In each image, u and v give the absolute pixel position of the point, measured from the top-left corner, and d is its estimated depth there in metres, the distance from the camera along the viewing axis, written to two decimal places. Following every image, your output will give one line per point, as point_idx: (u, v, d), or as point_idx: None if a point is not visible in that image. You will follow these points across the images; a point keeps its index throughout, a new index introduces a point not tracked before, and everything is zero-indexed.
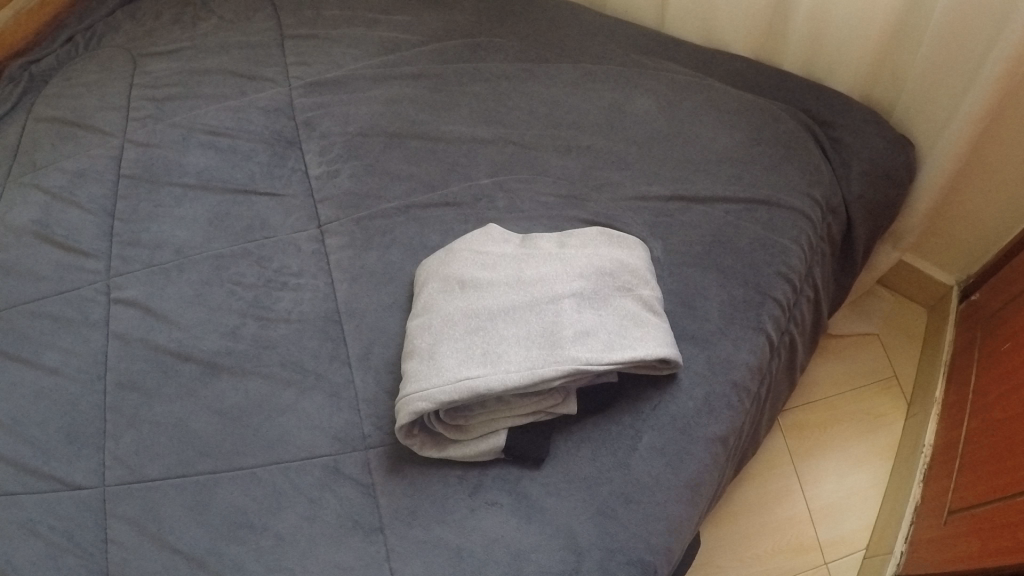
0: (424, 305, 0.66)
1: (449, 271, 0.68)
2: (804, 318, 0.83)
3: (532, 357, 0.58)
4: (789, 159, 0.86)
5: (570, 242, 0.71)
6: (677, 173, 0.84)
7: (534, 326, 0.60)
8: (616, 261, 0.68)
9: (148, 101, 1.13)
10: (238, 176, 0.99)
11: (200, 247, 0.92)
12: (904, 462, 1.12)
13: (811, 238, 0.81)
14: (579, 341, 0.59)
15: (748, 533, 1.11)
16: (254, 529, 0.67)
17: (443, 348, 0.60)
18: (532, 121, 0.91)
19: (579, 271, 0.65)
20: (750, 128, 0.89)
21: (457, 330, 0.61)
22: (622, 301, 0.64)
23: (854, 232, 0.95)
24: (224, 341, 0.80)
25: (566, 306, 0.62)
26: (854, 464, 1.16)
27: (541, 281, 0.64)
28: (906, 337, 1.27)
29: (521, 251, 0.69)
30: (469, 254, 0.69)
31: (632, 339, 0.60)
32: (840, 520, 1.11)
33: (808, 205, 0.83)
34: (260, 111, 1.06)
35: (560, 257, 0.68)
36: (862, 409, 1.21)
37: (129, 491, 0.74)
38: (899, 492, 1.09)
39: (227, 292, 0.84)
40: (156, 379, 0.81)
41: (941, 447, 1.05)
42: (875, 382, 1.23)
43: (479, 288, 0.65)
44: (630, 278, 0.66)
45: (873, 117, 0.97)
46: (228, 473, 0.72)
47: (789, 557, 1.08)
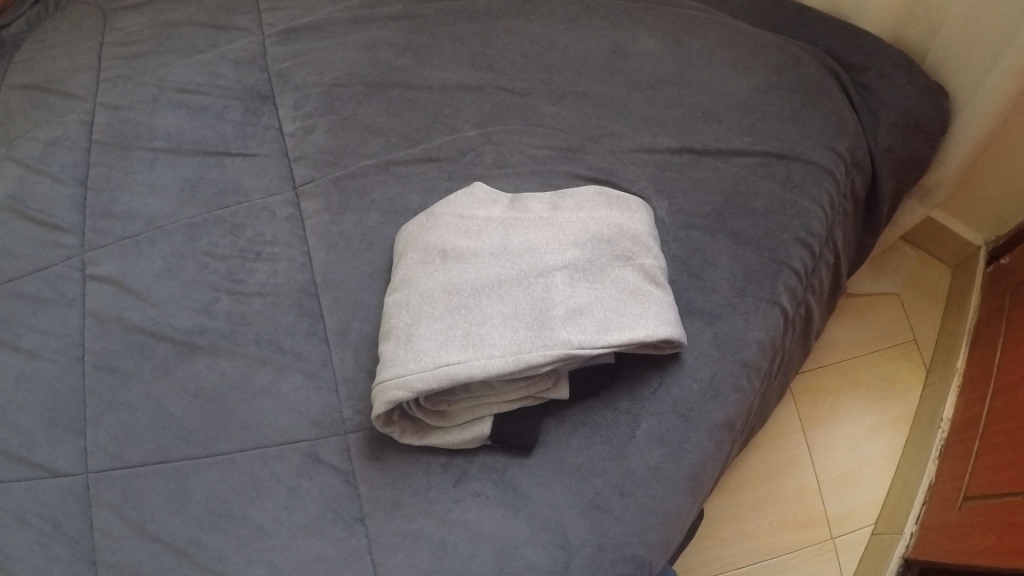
0: (402, 279, 0.59)
1: (427, 239, 0.61)
2: (822, 285, 0.76)
3: (519, 338, 0.52)
4: (812, 106, 0.77)
5: (566, 204, 0.63)
6: (686, 123, 0.75)
7: (522, 304, 0.53)
8: (616, 226, 0.60)
9: (118, 60, 1.05)
10: (209, 136, 0.91)
11: (172, 217, 0.86)
12: (921, 434, 1.07)
13: (833, 197, 0.72)
14: (571, 321, 0.52)
15: (753, 505, 1.07)
16: (236, 518, 0.65)
17: (421, 329, 0.54)
18: (524, 65, 0.81)
19: (574, 239, 0.58)
20: (770, 71, 0.79)
21: (437, 309, 0.55)
22: (621, 273, 0.57)
23: (879, 189, 0.86)
24: (198, 318, 0.75)
25: (558, 280, 0.55)
26: (869, 435, 1.10)
27: (530, 251, 0.57)
28: (929, 299, 1.19)
29: (509, 214, 0.61)
30: (449, 219, 0.62)
31: (630, 317, 0.54)
32: (850, 493, 1.07)
33: (832, 159, 0.74)
34: (232, 65, 0.97)
35: (553, 223, 0.60)
36: (880, 378, 1.14)
37: (112, 477, 0.72)
38: (913, 466, 1.04)
39: (200, 265, 0.78)
40: (134, 361, 0.78)
41: (961, 424, 1.00)
42: (895, 349, 1.16)
43: (462, 259, 0.57)
44: (631, 246, 0.59)
45: (905, 61, 0.85)
46: (208, 459, 0.69)
47: (795, 530, 1.05)
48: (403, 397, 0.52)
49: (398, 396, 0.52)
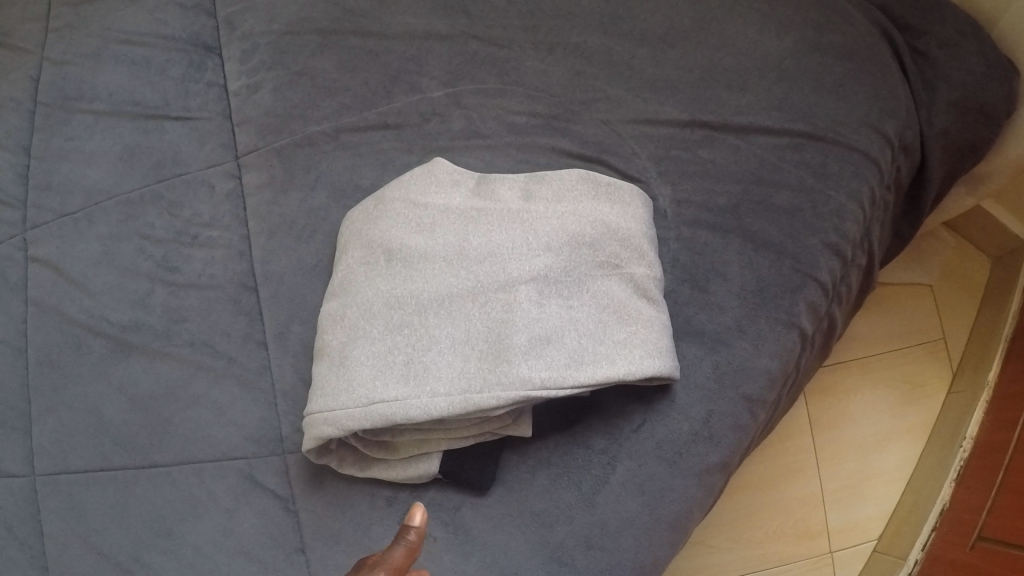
0: (341, 283, 0.50)
1: (369, 234, 0.51)
2: (850, 291, 0.64)
3: (469, 373, 0.44)
4: (855, 74, 0.63)
5: (542, 191, 0.52)
6: (700, 88, 0.62)
7: (477, 327, 0.45)
8: (602, 224, 0.49)
9: (67, 6, 0.91)
10: (151, 96, 0.80)
11: (110, 191, 0.76)
12: (939, 448, 0.98)
13: (874, 191, 0.60)
14: (535, 352, 0.44)
15: (751, 513, 0.98)
16: (175, 537, 0.60)
17: (356, 352, 0.46)
18: (506, 7, 0.67)
19: (546, 242, 0.48)
20: (807, 24, 0.64)
21: (377, 326, 0.46)
22: (602, 287, 0.47)
23: (927, 177, 0.76)
24: (133, 312, 0.67)
25: (521, 296, 0.46)
26: (883, 443, 1.00)
27: (492, 257, 0.48)
28: (966, 294, 1.06)
29: (471, 204, 0.51)
30: (399, 208, 0.52)
31: (608, 346, 0.45)
32: (855, 505, 0.98)
33: (876, 144, 0.61)
34: (178, 10, 0.84)
35: (523, 218, 0.50)
36: (902, 380, 1.03)
37: (57, 483, 0.67)
38: (926, 483, 0.96)
39: (135, 248, 0.69)
40: (72, 357, 0.71)
41: (984, 448, 0.93)
42: (923, 347, 1.04)
43: (409, 263, 0.48)
44: (618, 251, 0.49)
45: (971, 28, 0.74)
46: (145, 470, 0.62)
47: (793, 541, 0.97)
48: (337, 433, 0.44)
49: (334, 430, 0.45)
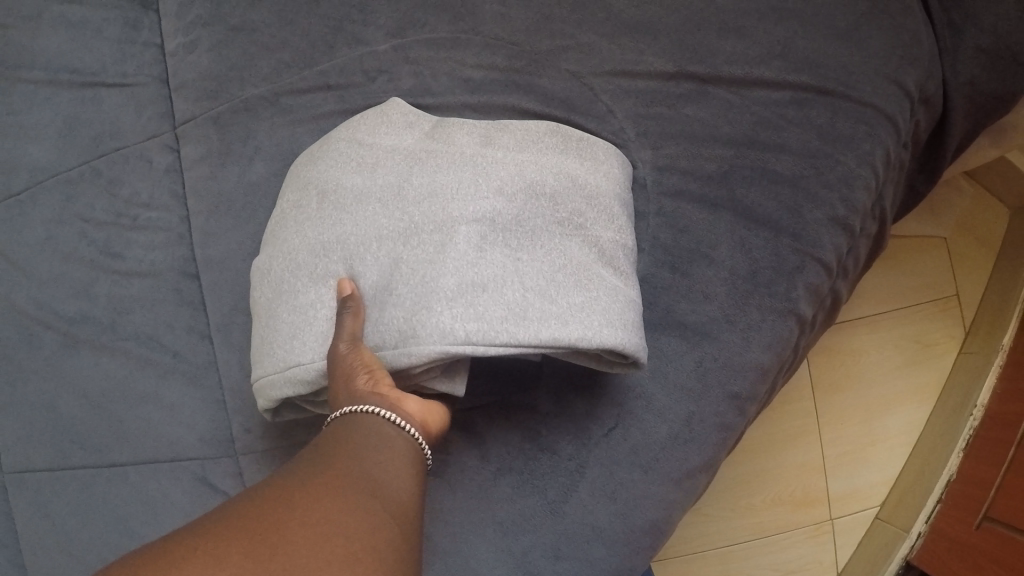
0: (276, 229, 0.49)
1: (313, 176, 0.49)
2: (857, 264, 0.58)
3: (393, 326, 0.42)
4: (877, 12, 0.54)
5: (505, 138, 0.49)
6: (693, 32, 0.53)
7: (404, 273, 0.43)
8: (567, 178, 0.46)
9: None
10: (86, 59, 0.72)
11: (50, 169, 0.70)
12: (946, 412, 0.94)
13: (889, 154, 0.53)
14: (462, 297, 0.40)
15: (747, 480, 0.95)
16: (134, 537, 0.58)
17: (281, 305, 0.46)
18: None
19: (497, 188, 0.45)
20: None
21: (303, 276, 0.46)
22: (558, 245, 0.43)
23: (948, 132, 0.69)
24: (75, 303, 0.62)
25: (459, 236, 0.43)
26: (888, 406, 0.96)
27: (433, 199, 0.45)
28: (983, 247, 0.98)
29: (422, 146, 0.48)
30: (346, 151, 0.49)
31: (557, 304, 0.41)
32: (858, 471, 0.95)
33: (893, 98, 0.53)
34: None
35: (476, 162, 0.46)
36: (912, 340, 0.97)
37: (22, 480, 0.65)
38: (931, 452, 0.93)
39: (76, 233, 0.64)
40: (25, 350, 0.67)
41: (994, 419, 0.90)
42: (934, 304, 0.98)
43: (345, 204, 0.46)
44: (584, 207, 0.45)
45: None
46: (101, 470, 0.60)
47: (791, 508, 0.94)
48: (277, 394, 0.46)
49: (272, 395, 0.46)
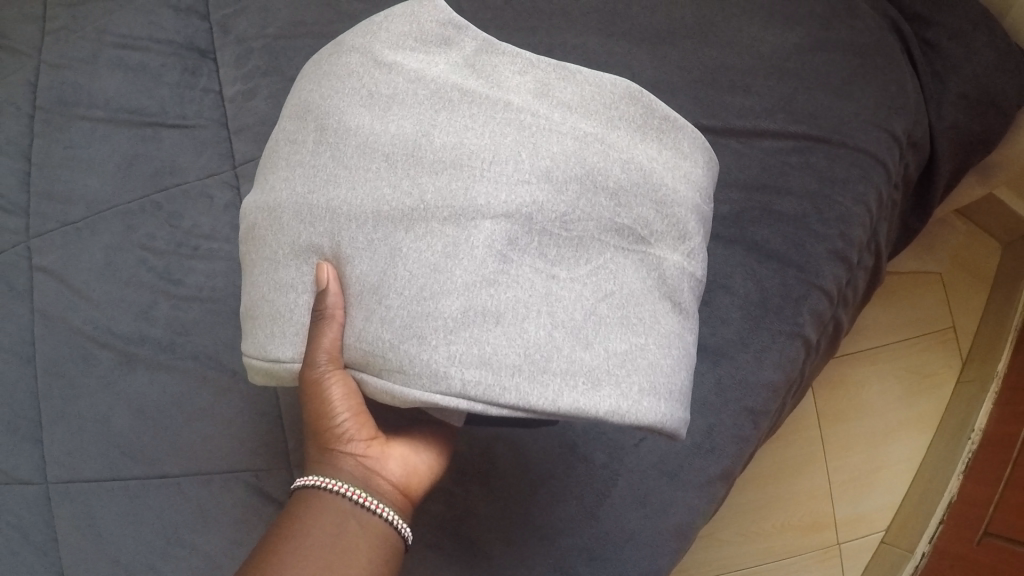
0: (287, 154, 0.54)
1: (329, 105, 0.53)
2: (858, 294, 0.65)
3: (388, 319, 0.46)
4: (866, 71, 0.63)
5: (563, 93, 0.52)
6: (703, 92, 0.62)
7: (415, 255, 0.47)
8: (638, 171, 0.50)
9: (63, 8, 0.97)
10: (146, 102, 0.79)
11: (110, 201, 0.77)
12: (947, 439, 1.04)
13: (882, 193, 0.60)
14: (462, 328, 0.45)
15: (758, 506, 1.05)
16: (183, 545, 0.63)
17: (277, 261, 0.52)
18: (507, 11, 0.68)
19: (544, 167, 0.48)
20: (814, 25, 0.64)
21: (308, 215, 0.51)
22: (609, 262, 0.48)
23: (938, 171, 0.77)
24: (135, 324, 0.68)
25: (482, 232, 0.46)
26: (891, 434, 1.07)
27: (455, 169, 0.48)
28: (975, 279, 1.11)
29: (456, 87, 0.52)
30: (364, 71, 0.54)
31: (588, 354, 0.45)
32: (865, 496, 1.05)
33: (884, 145, 0.60)
34: (172, 11, 0.84)
35: (523, 122, 0.50)
36: (912, 371, 1.09)
37: (70, 491, 0.69)
38: (932, 476, 1.02)
39: (135, 259, 0.70)
40: (79, 367, 0.72)
41: (990, 441, 0.98)
42: (931, 336, 1.10)
43: (348, 154, 0.51)
44: (649, 214, 0.50)
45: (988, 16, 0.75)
46: (154, 482, 0.65)
47: (799, 533, 1.04)
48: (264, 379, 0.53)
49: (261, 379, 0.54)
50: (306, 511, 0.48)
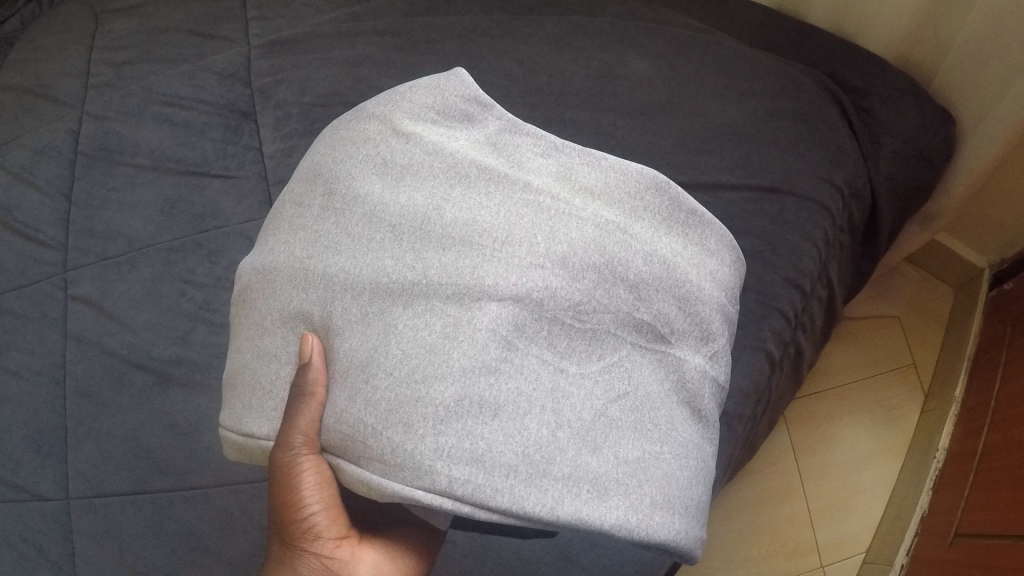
0: (291, 216, 0.65)
1: (340, 172, 0.65)
2: (815, 321, 0.76)
3: (374, 403, 0.54)
4: (809, 135, 0.77)
5: (586, 175, 0.65)
6: (676, 152, 0.75)
7: (418, 333, 0.55)
8: (664, 263, 0.61)
9: (107, 66, 1.09)
10: (191, 155, 0.91)
11: (152, 240, 0.86)
12: (916, 461, 1.26)
13: (828, 234, 0.73)
14: (452, 420, 0.52)
15: (746, 533, 1.27)
16: (208, 552, 0.70)
17: (265, 334, 0.62)
18: (510, 86, 0.83)
19: (562, 251, 0.58)
20: (764, 99, 0.79)
21: (310, 272, 0.60)
22: (620, 359, 0.58)
23: (882, 216, 0.93)
24: (173, 348, 0.77)
25: (485, 316, 0.55)
26: (863, 463, 1.29)
27: (463, 246, 0.58)
28: (928, 320, 1.39)
29: (473, 163, 0.64)
30: (382, 140, 0.67)
31: (596, 460, 0.54)
32: (845, 520, 1.26)
33: (828, 193, 0.74)
34: (215, 76, 0.98)
35: (542, 206, 0.61)
36: (879, 405, 1.33)
37: (90, 504, 0.75)
38: (905, 494, 1.23)
39: (176, 292, 0.80)
40: (111, 389, 0.78)
41: (954, 455, 1.17)
42: (895, 372, 1.35)
43: (353, 224, 0.61)
44: (677, 309, 0.60)
45: (911, 86, 0.94)
46: (182, 492, 0.71)
47: (784, 557, 1.24)
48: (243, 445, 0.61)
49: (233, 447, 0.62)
50: None
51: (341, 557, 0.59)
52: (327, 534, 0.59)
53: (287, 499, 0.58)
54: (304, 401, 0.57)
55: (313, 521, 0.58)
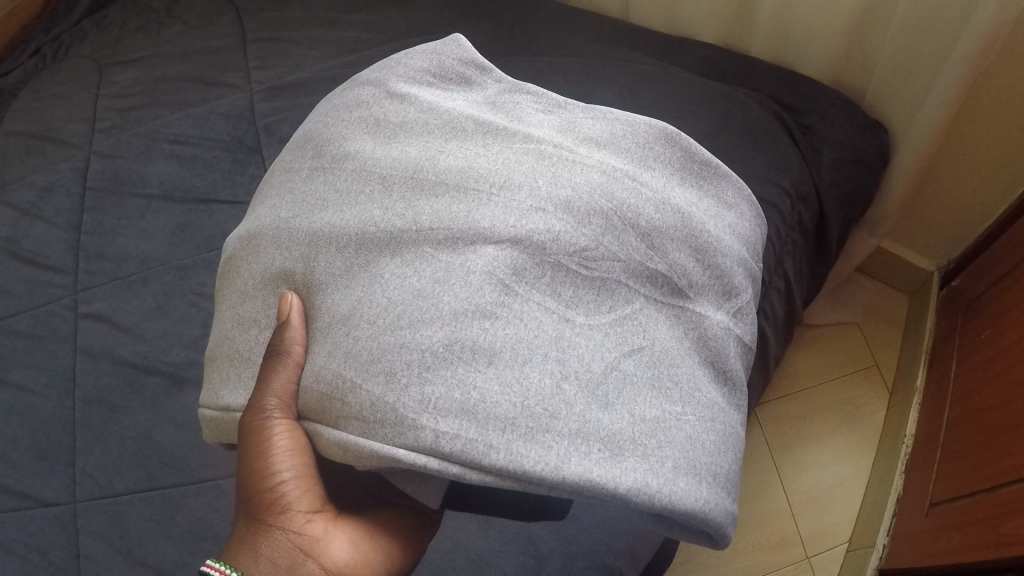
0: (280, 183, 0.83)
1: (332, 135, 0.83)
2: (775, 307, 1.04)
3: (354, 351, 0.65)
4: (756, 151, 1.06)
5: (590, 129, 0.82)
6: None
7: (415, 281, 0.67)
8: (678, 211, 0.75)
9: (113, 111, 1.20)
10: (199, 184, 1.07)
11: (162, 259, 1.01)
12: (887, 450, 1.47)
13: (779, 227, 1.02)
14: (440, 366, 0.62)
15: (733, 532, 1.47)
16: (217, 538, 0.82)
17: (244, 299, 0.77)
18: None
19: (565, 196, 0.71)
20: (715, 121, 1.09)
21: (300, 215, 0.77)
22: (628, 309, 0.69)
23: (828, 220, 1.13)
24: (187, 353, 0.93)
25: (476, 265, 0.66)
26: (839, 458, 1.51)
27: (458, 191, 0.72)
28: (888, 326, 1.64)
29: (469, 119, 0.80)
30: (375, 102, 0.85)
31: (608, 419, 0.63)
32: (826, 514, 1.46)
33: (775, 194, 1.03)
34: (221, 118, 1.13)
35: (544, 152, 0.75)
36: (847, 404, 1.57)
37: (99, 505, 0.86)
38: (881, 480, 1.44)
39: (188, 303, 0.97)
40: (122, 394, 0.92)
41: (923, 438, 1.37)
42: (860, 372, 1.60)
43: (341, 180, 0.78)
44: (692, 241, 0.75)
45: (843, 103, 1.17)
46: (194, 485, 0.85)
47: (771, 551, 1.44)
48: (218, 418, 0.76)
49: (210, 423, 0.76)
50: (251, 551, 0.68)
51: (310, 528, 0.69)
52: (298, 508, 0.69)
53: (259, 461, 0.69)
54: (281, 359, 0.69)
55: (284, 493, 0.69)
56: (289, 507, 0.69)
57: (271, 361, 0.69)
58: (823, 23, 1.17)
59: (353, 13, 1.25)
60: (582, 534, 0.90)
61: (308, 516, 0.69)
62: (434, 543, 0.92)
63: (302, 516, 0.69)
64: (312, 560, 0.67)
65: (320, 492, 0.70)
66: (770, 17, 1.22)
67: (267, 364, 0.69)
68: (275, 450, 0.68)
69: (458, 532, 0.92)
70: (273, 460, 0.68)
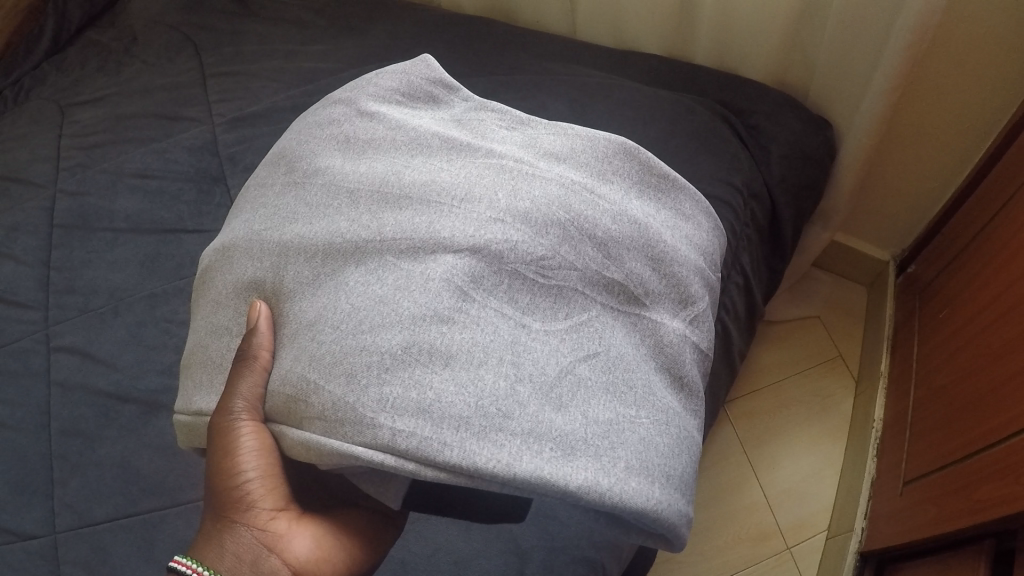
0: (252, 197, 0.88)
1: (307, 151, 0.88)
2: (736, 303, 1.12)
3: (317, 358, 0.70)
4: (705, 151, 1.14)
5: (552, 144, 0.88)
6: None
7: (377, 289, 0.72)
8: (633, 222, 0.81)
9: (77, 149, 1.23)
10: (167, 216, 1.11)
11: (132, 290, 1.04)
12: (858, 434, 1.56)
13: (733, 223, 1.09)
14: (399, 368, 0.67)
15: (713, 528, 1.54)
16: None
17: (218, 309, 0.82)
18: None
19: (522, 208, 0.77)
20: (663, 126, 1.17)
21: (268, 226, 0.82)
22: (583, 314, 0.75)
23: (781, 217, 1.21)
24: (161, 378, 0.96)
25: (435, 272, 0.72)
26: (812, 447, 1.60)
27: (421, 204, 0.78)
28: (848, 315, 1.75)
29: (434, 136, 0.87)
30: (347, 119, 0.91)
31: (561, 420, 0.68)
32: (804, 504, 1.54)
33: (727, 192, 1.10)
34: (185, 150, 1.17)
35: (504, 166, 0.81)
36: (814, 394, 1.66)
37: (78, 534, 0.88)
38: (855, 464, 1.52)
39: (160, 329, 1.00)
40: (99, 423, 0.94)
41: (891, 419, 1.46)
42: (825, 363, 1.70)
43: (311, 194, 0.83)
44: (647, 249, 0.81)
45: (785, 102, 1.27)
46: (174, 508, 0.87)
47: (751, 545, 1.51)
48: (191, 422, 0.81)
49: (183, 428, 0.81)
50: (217, 553, 0.72)
51: (275, 526, 0.74)
52: (263, 506, 0.74)
53: (225, 464, 0.73)
54: (249, 363, 0.74)
55: (250, 491, 0.74)
56: (256, 508, 0.74)
57: (240, 364, 0.74)
58: (761, 29, 1.27)
59: (310, 45, 1.31)
60: (562, 529, 0.95)
61: (270, 513, 0.74)
62: (417, 547, 0.96)
63: (265, 514, 0.74)
64: (276, 555, 0.72)
65: (284, 491, 0.75)
66: (709, 27, 1.32)
67: (237, 369, 0.74)
68: (242, 450, 0.72)
69: (439, 534, 0.96)
70: (238, 460, 0.73)
